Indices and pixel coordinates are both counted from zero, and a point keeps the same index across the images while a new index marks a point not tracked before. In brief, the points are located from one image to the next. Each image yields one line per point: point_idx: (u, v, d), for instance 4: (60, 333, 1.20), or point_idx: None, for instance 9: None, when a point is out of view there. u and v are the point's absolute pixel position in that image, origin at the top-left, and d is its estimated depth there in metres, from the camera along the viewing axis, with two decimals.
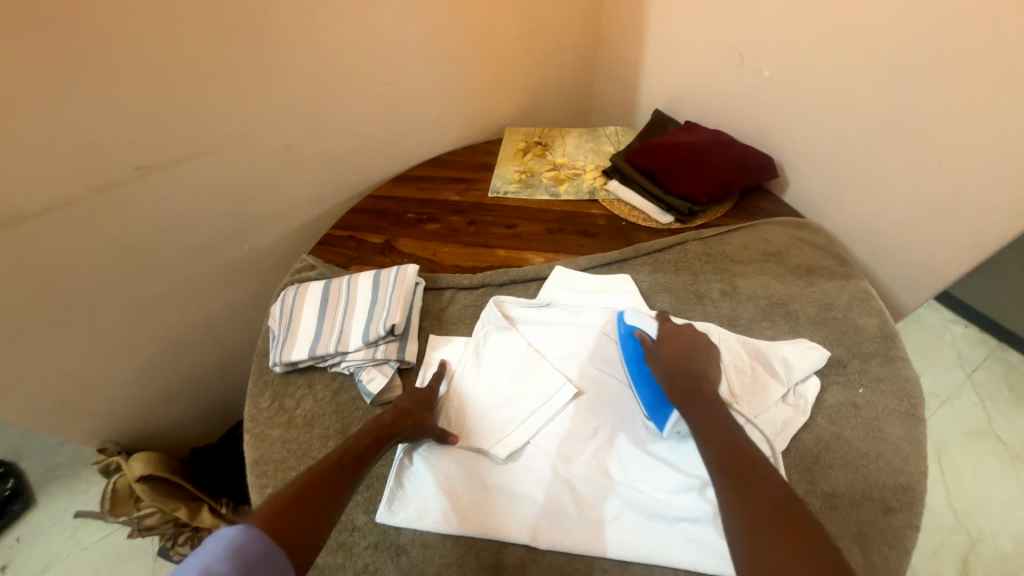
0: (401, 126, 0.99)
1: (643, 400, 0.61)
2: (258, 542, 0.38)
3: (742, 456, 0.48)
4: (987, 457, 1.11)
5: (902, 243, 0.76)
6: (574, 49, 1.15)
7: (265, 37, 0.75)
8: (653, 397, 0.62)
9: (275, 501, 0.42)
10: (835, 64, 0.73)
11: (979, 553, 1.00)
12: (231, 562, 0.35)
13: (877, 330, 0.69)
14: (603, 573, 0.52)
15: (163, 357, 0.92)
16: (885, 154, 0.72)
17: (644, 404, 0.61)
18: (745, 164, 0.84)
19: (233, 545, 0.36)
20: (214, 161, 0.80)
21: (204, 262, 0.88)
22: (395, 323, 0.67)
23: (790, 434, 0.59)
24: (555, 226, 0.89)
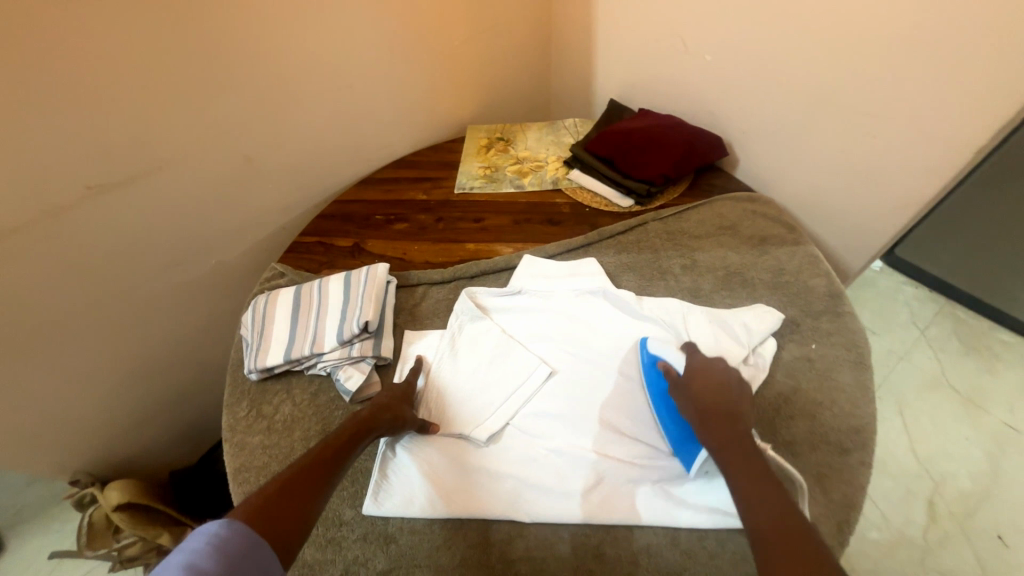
0: (362, 129, 1.00)
1: (671, 436, 0.59)
2: (238, 538, 0.38)
3: (784, 514, 0.43)
4: (945, 405, 1.19)
5: (843, 208, 0.81)
6: (528, 45, 1.18)
7: (216, 48, 0.75)
8: (679, 430, 0.59)
9: (251, 499, 0.43)
10: (769, 45, 0.78)
11: (942, 494, 1.07)
12: (213, 558, 0.36)
13: (825, 289, 0.73)
14: (587, 539, 0.54)
15: (134, 380, 0.90)
16: (821, 127, 0.77)
17: (670, 439, 0.59)
18: (696, 144, 0.88)
19: (213, 542, 0.37)
20: (173, 175, 0.79)
21: (169, 280, 0.87)
22: (369, 320, 0.67)
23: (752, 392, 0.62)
24: (521, 217, 0.91)
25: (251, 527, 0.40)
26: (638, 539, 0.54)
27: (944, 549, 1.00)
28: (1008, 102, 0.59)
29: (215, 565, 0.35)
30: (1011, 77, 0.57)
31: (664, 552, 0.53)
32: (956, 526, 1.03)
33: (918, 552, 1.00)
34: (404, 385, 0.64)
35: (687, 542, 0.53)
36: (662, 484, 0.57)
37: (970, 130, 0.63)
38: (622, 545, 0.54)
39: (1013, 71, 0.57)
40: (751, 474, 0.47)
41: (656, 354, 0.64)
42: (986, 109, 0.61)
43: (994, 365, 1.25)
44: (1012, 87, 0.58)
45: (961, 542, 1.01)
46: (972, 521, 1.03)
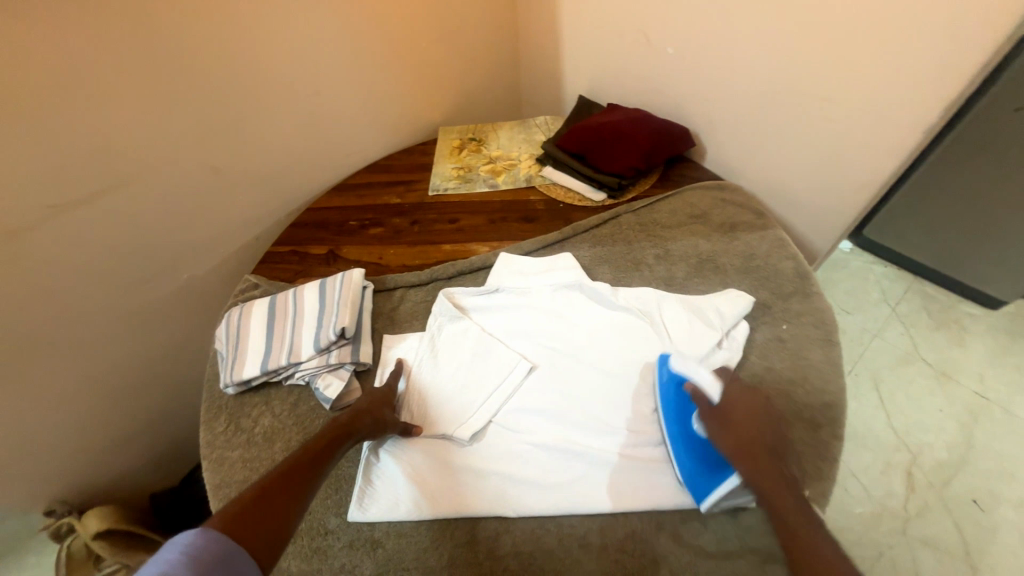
0: (332, 135, 0.99)
1: (688, 463, 0.56)
2: (213, 542, 0.37)
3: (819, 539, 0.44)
4: (917, 378, 1.24)
5: (807, 192, 0.84)
6: (495, 45, 1.18)
7: (176, 58, 0.73)
8: (698, 457, 0.56)
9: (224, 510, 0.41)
10: (727, 37, 0.80)
11: (919, 464, 1.11)
12: (185, 564, 0.35)
13: (794, 271, 0.75)
14: (573, 529, 0.55)
15: (107, 402, 0.87)
16: (782, 114, 0.80)
17: (685, 467, 0.56)
18: (665, 136, 0.90)
19: (186, 549, 0.36)
20: (137, 190, 0.77)
21: (140, 297, 0.85)
22: (345, 326, 0.67)
23: None
24: (497, 216, 0.91)
25: (224, 537, 0.39)
26: (623, 525, 0.55)
27: (923, 517, 1.04)
28: (953, 83, 0.61)
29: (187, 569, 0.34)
30: (955, 58, 0.60)
31: (649, 535, 0.54)
32: (934, 495, 1.07)
33: (900, 522, 1.04)
34: (384, 390, 0.64)
35: (671, 525, 0.54)
36: (643, 469, 0.58)
37: (919, 111, 0.66)
38: (607, 533, 0.54)
39: (955, 53, 0.60)
40: (786, 496, 0.48)
41: (681, 375, 0.60)
42: (933, 90, 0.63)
43: (961, 337, 1.30)
44: (956, 68, 0.60)
45: (939, 510, 1.05)
46: (949, 488, 1.07)
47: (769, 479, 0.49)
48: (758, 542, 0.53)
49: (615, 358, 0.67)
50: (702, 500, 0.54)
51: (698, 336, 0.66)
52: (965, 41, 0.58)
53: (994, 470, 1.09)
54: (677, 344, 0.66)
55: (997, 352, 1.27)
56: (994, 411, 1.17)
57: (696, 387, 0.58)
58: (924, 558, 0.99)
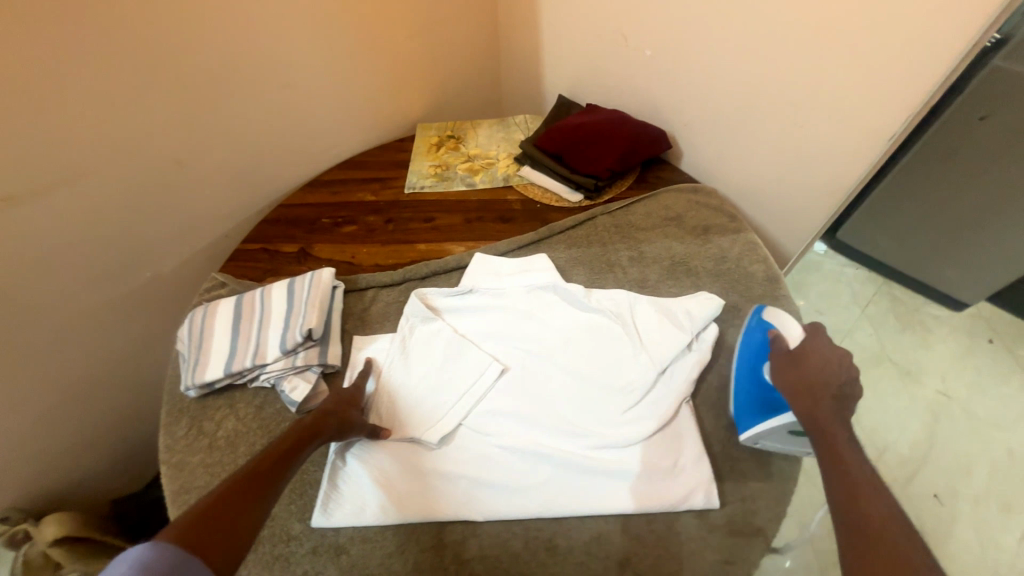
0: (305, 130, 0.97)
1: (745, 398, 0.61)
2: (168, 556, 0.36)
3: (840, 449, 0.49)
4: (884, 377, 1.27)
5: (778, 196, 0.85)
6: (475, 41, 1.17)
7: (137, 46, 0.70)
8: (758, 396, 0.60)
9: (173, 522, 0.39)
10: (703, 41, 0.80)
11: (885, 462, 1.14)
12: None
13: (764, 274, 0.77)
14: (540, 532, 0.55)
15: (65, 404, 0.84)
16: (756, 119, 0.80)
17: (740, 401, 0.61)
18: (641, 138, 0.90)
19: (140, 563, 0.34)
20: (96, 184, 0.74)
21: (99, 295, 0.81)
22: (312, 327, 0.65)
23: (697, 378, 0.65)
24: (473, 215, 0.91)
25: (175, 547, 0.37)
26: (589, 528, 0.55)
27: None
28: (917, 93, 0.62)
29: None
30: (920, 69, 0.61)
31: (614, 538, 0.54)
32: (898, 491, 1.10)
33: None
34: (352, 391, 0.63)
35: (636, 527, 0.55)
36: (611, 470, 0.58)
37: (885, 120, 0.67)
38: (574, 536, 0.54)
39: (920, 64, 0.61)
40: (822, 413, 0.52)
41: (768, 324, 0.64)
42: (898, 100, 0.65)
43: (926, 338, 1.34)
44: (921, 79, 0.61)
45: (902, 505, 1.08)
46: (912, 484, 1.11)
47: (829, 424, 0.52)
48: (721, 543, 0.54)
49: (585, 359, 0.67)
50: (744, 430, 0.58)
51: (668, 338, 0.67)
52: (930, 52, 0.60)
53: (954, 467, 1.13)
54: (648, 345, 0.67)
55: (960, 353, 1.31)
56: (955, 410, 1.22)
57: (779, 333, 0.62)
58: None
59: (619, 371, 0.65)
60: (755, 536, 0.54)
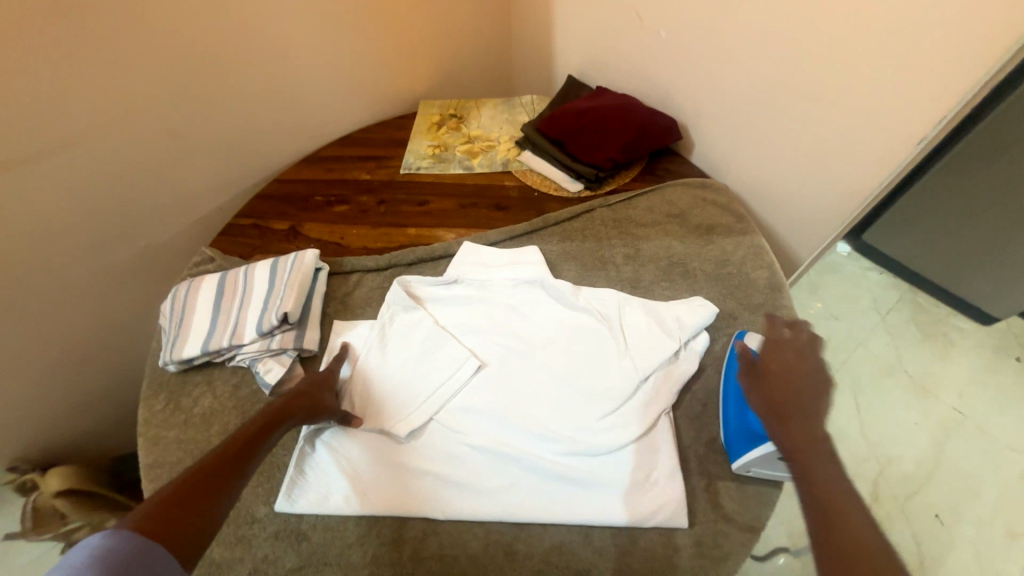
0: (302, 103, 0.94)
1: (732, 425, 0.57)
2: (127, 543, 0.36)
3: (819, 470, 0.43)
4: (897, 391, 1.21)
5: (793, 197, 0.79)
6: (484, 14, 1.11)
7: (122, 9, 0.67)
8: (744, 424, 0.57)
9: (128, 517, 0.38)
10: (724, 23, 0.73)
11: (887, 477, 1.10)
12: (94, 567, 0.33)
13: (767, 281, 0.72)
14: (500, 536, 0.54)
15: (63, 368, 0.86)
16: (776, 112, 0.74)
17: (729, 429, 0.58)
18: (649, 127, 0.84)
19: (99, 552, 0.34)
20: (84, 152, 0.73)
21: (93, 264, 0.82)
22: (288, 311, 0.64)
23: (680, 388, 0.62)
24: (467, 201, 0.87)
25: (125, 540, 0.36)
26: (551, 535, 0.54)
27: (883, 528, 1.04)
28: (954, 92, 0.55)
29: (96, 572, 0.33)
30: (962, 63, 0.54)
31: (575, 548, 0.53)
32: (898, 507, 1.06)
33: None
34: (324, 374, 0.62)
35: (599, 539, 0.53)
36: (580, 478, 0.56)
37: (915, 120, 0.60)
38: (535, 543, 0.54)
39: (964, 58, 0.54)
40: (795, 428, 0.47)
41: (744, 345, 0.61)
42: (933, 99, 0.58)
43: (947, 352, 1.27)
44: (961, 76, 0.54)
45: (900, 523, 1.04)
46: (913, 502, 1.07)
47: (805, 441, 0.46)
48: (686, 564, 0.52)
49: (566, 359, 0.64)
50: (735, 460, 0.55)
51: (652, 344, 0.64)
52: (976, 45, 0.52)
53: (961, 487, 1.08)
54: (632, 350, 0.64)
55: (983, 370, 1.24)
56: (970, 429, 1.15)
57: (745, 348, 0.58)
58: None
59: (600, 375, 0.63)
60: (723, 560, 0.52)
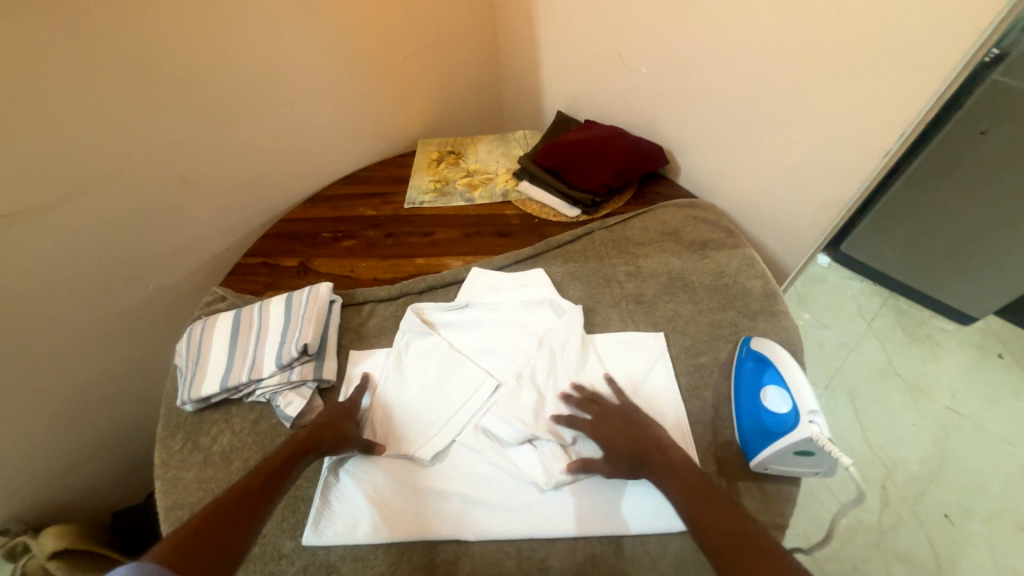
0: (307, 146, 0.99)
1: (746, 426, 0.60)
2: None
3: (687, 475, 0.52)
4: (893, 393, 1.25)
5: (776, 211, 0.85)
6: (475, 59, 1.19)
7: (140, 65, 0.72)
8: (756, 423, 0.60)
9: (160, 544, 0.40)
10: (696, 59, 0.81)
11: (894, 479, 1.11)
12: None
13: (761, 290, 0.76)
14: (533, 553, 0.54)
15: (69, 419, 0.84)
16: (752, 135, 0.81)
17: (744, 428, 0.60)
18: (639, 153, 0.90)
19: None
20: (98, 199, 0.75)
21: (104, 308, 0.82)
22: (307, 342, 0.65)
23: (678, 394, 0.65)
24: (471, 230, 0.91)
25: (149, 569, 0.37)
26: (582, 548, 0.54)
27: (898, 531, 1.04)
28: (907, 109, 0.62)
29: None
30: (912, 84, 0.60)
31: (609, 559, 0.53)
32: (908, 509, 1.07)
33: (874, 537, 1.03)
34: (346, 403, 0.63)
35: (630, 549, 0.54)
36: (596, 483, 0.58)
37: (878, 136, 0.66)
38: (567, 556, 0.54)
39: (912, 79, 0.60)
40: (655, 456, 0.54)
41: (757, 350, 0.65)
42: (892, 115, 0.64)
43: (936, 352, 1.32)
44: (912, 94, 0.61)
45: (913, 525, 1.05)
46: (922, 502, 1.08)
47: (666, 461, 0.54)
48: None
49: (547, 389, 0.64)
50: (754, 458, 0.58)
51: (668, 369, 0.67)
52: (922, 68, 0.59)
53: (965, 484, 1.10)
54: (648, 374, 0.67)
55: (970, 368, 1.29)
56: (967, 426, 1.18)
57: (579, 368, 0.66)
58: (898, 571, 0.99)
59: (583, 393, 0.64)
60: None
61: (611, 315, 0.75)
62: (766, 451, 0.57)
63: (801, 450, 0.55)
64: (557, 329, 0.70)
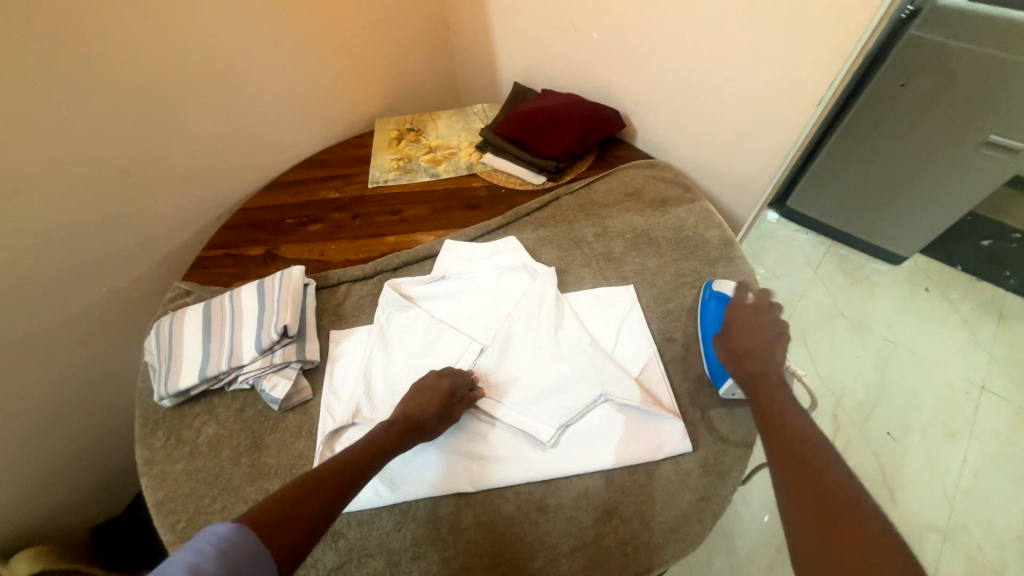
0: (259, 131, 0.95)
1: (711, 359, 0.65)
2: (246, 542, 0.37)
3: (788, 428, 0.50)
4: (839, 331, 1.37)
5: (727, 167, 0.91)
6: (427, 33, 1.17)
7: (65, 49, 0.66)
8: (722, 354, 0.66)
9: (207, 545, 0.35)
10: (645, 22, 0.84)
11: (843, 406, 1.23)
12: (216, 561, 0.35)
13: (719, 239, 0.82)
14: (530, 495, 0.58)
15: (30, 437, 0.79)
16: (702, 93, 0.85)
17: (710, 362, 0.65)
18: (597, 118, 0.93)
19: (223, 543, 0.36)
20: (34, 198, 0.70)
21: (52, 314, 0.77)
22: (287, 324, 0.65)
23: (650, 337, 0.70)
24: (440, 204, 0.92)
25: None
26: (575, 486, 0.58)
27: (849, 451, 1.16)
28: (838, 58, 0.67)
29: (218, 569, 0.34)
30: (841, 34, 0.65)
31: (601, 491, 0.58)
32: (856, 431, 1.19)
33: None
34: (446, 382, 0.60)
35: (620, 479, 0.58)
36: (553, 449, 0.60)
37: (814, 85, 0.71)
38: (562, 494, 0.58)
39: (841, 30, 0.65)
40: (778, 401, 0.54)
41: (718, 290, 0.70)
42: (825, 65, 0.69)
43: (873, 291, 1.45)
44: (841, 46, 0.66)
45: (862, 444, 1.17)
46: (868, 423, 1.20)
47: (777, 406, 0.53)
48: (698, 482, 0.58)
49: (530, 347, 0.67)
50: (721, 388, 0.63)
51: (640, 317, 0.72)
52: (848, 20, 0.64)
53: (903, 402, 1.23)
54: (623, 324, 0.71)
55: (903, 302, 1.42)
56: (902, 353, 1.32)
57: (560, 326, 0.69)
58: None
59: (566, 349, 0.66)
60: (726, 474, 0.59)
61: (583, 274, 0.79)
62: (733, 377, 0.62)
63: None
64: (534, 290, 0.72)
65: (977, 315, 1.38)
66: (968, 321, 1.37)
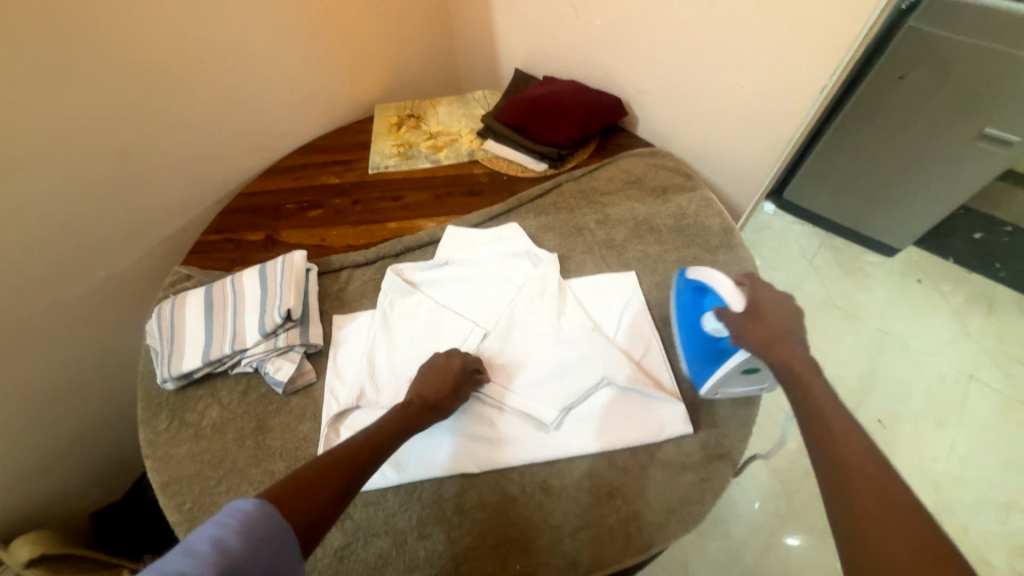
0: (257, 115, 0.93)
1: (691, 357, 0.65)
2: (266, 520, 0.37)
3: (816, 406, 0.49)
4: (833, 321, 1.39)
5: (728, 156, 0.91)
6: (426, 18, 1.15)
7: (60, 27, 0.64)
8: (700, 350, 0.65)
9: (230, 520, 0.36)
10: (649, 8, 0.83)
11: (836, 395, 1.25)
12: (239, 537, 0.35)
13: (720, 227, 0.82)
14: (535, 476, 0.58)
15: (29, 422, 0.79)
16: (705, 82, 0.85)
17: (689, 359, 0.65)
18: (599, 106, 0.93)
19: (244, 519, 0.36)
20: (30, 180, 0.68)
21: (50, 300, 0.76)
22: (291, 307, 0.65)
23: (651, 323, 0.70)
24: (441, 191, 0.91)
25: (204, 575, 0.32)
26: (579, 466, 0.59)
27: None
28: (842, 46, 0.67)
29: (240, 545, 0.35)
30: (846, 21, 0.66)
31: (603, 471, 0.59)
32: None
33: None
34: (457, 364, 0.60)
35: (622, 460, 0.59)
36: (557, 431, 0.61)
37: (817, 73, 0.72)
38: (566, 475, 0.59)
39: (846, 18, 0.65)
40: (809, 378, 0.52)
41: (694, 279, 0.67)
42: (829, 53, 0.69)
43: (868, 282, 1.47)
44: (845, 34, 0.66)
45: None
46: (860, 412, 1.23)
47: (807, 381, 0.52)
48: (698, 463, 0.60)
49: (533, 331, 0.67)
50: (703, 387, 0.63)
51: (641, 303, 0.72)
52: (852, 7, 0.64)
53: (894, 391, 1.26)
54: (625, 310, 0.71)
55: (896, 293, 1.45)
56: (894, 343, 1.34)
57: (563, 310, 0.69)
58: None
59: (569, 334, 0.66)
60: (725, 455, 0.60)
61: (585, 261, 0.79)
62: (712, 377, 0.62)
63: (746, 367, 0.60)
64: (537, 275, 0.72)
65: (967, 307, 1.41)
66: (959, 312, 1.40)
